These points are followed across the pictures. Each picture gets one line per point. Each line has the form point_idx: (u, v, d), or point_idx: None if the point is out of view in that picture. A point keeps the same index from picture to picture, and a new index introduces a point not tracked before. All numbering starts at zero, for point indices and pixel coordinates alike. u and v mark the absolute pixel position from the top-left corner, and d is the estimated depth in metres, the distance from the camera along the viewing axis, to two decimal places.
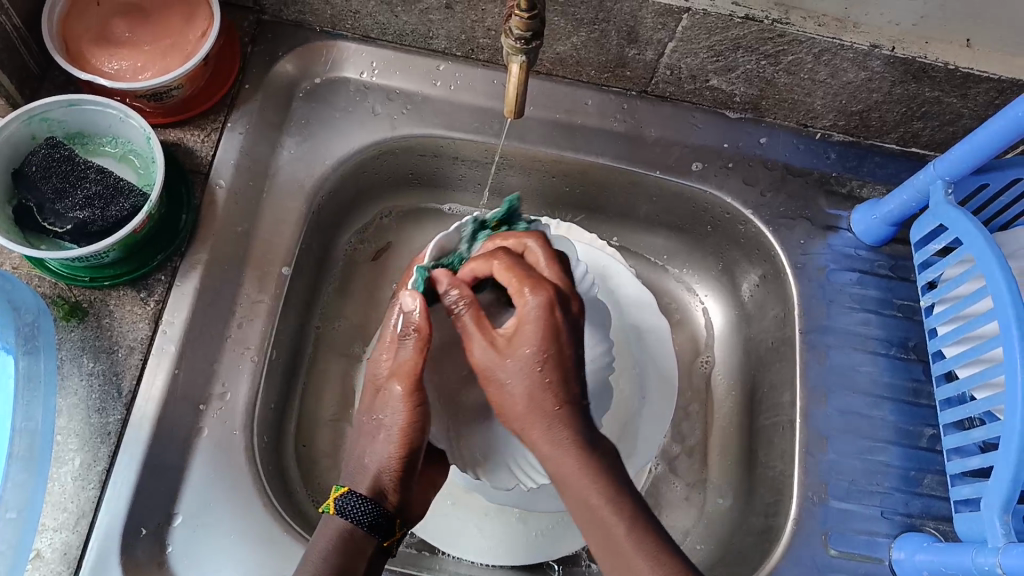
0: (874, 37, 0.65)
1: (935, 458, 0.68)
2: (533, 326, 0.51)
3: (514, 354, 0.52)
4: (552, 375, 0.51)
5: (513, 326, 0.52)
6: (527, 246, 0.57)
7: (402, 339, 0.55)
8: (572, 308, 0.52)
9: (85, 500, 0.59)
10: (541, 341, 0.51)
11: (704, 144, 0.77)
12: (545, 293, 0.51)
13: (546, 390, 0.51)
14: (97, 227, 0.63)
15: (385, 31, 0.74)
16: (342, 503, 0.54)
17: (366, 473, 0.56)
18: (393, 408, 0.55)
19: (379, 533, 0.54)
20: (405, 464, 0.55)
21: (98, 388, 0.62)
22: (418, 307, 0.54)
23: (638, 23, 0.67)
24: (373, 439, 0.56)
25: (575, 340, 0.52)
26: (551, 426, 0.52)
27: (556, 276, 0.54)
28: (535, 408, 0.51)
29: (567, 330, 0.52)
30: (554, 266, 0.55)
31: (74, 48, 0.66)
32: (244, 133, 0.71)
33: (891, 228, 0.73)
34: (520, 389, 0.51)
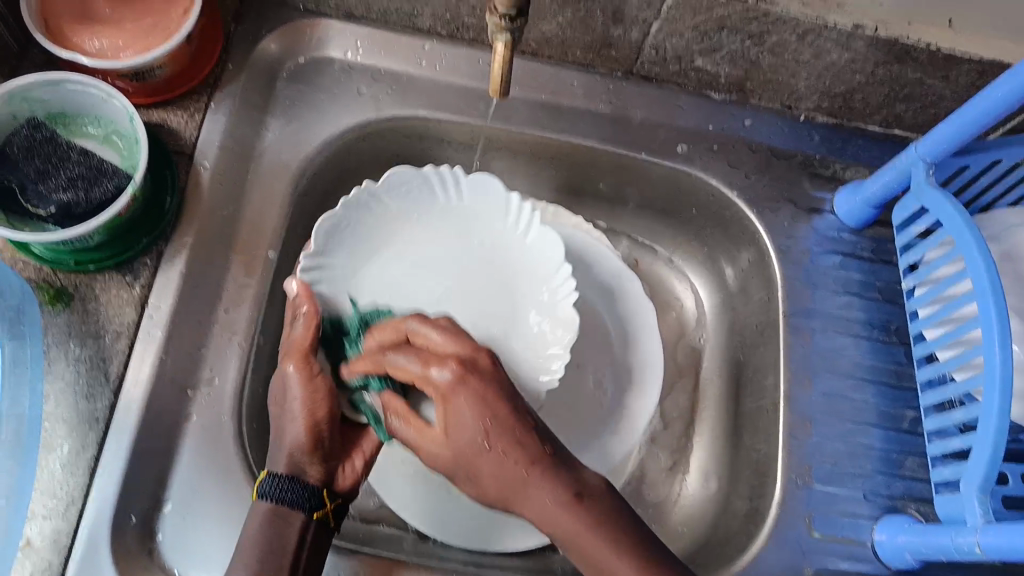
0: (857, 18, 0.66)
1: (915, 440, 0.69)
2: (456, 400, 0.54)
3: (450, 440, 0.55)
4: (501, 443, 0.53)
5: (441, 422, 0.55)
6: (407, 329, 0.59)
7: (296, 323, 0.61)
8: (483, 366, 0.55)
9: (75, 484, 0.59)
10: (478, 413, 0.53)
11: (689, 126, 0.77)
12: (455, 367, 0.55)
13: (504, 459, 0.53)
14: (81, 210, 0.63)
15: (369, 10, 0.73)
16: (266, 485, 0.55)
17: (281, 448, 0.57)
18: (294, 381, 0.59)
19: (303, 504, 0.55)
20: (318, 437, 0.58)
21: (85, 373, 0.62)
22: (300, 292, 0.62)
23: (623, 3, 0.67)
24: (283, 415, 0.58)
25: (507, 397, 0.54)
26: (520, 487, 0.53)
27: (452, 348, 0.57)
28: (503, 481, 0.53)
29: (489, 370, 0.55)
30: (441, 333, 0.57)
31: (54, 25, 0.65)
32: (228, 115, 0.71)
33: (874, 211, 0.73)
34: (485, 469, 0.53)
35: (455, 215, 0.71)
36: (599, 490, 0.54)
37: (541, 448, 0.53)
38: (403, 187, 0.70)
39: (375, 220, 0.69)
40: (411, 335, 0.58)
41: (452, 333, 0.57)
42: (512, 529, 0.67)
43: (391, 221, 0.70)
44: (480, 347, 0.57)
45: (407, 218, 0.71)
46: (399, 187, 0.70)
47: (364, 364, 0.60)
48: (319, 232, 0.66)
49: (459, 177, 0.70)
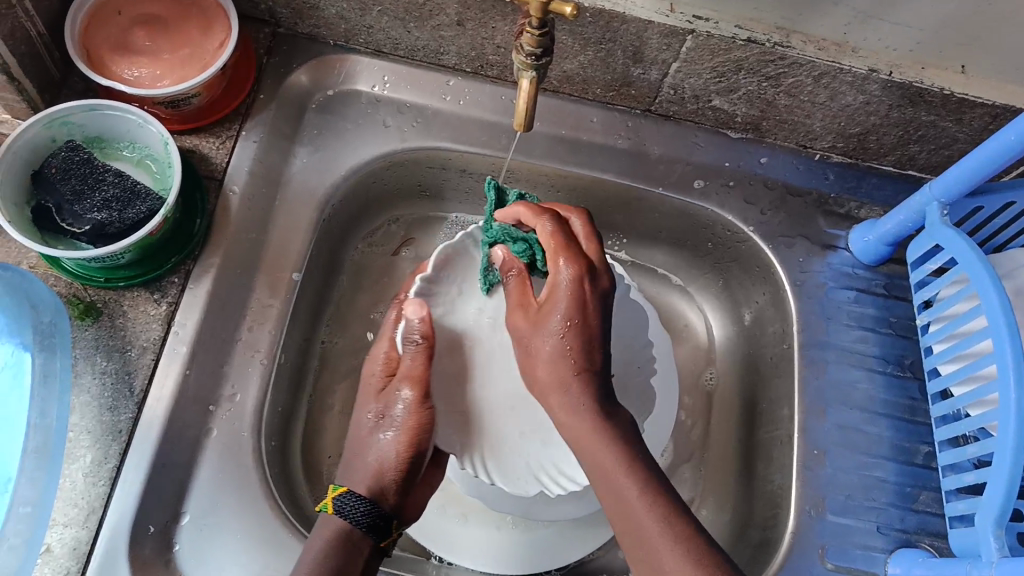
0: (873, 61, 0.67)
1: (930, 474, 0.69)
2: (563, 294, 0.58)
3: (542, 323, 0.58)
4: (575, 343, 0.57)
5: (545, 295, 0.59)
6: (540, 222, 0.61)
7: (407, 348, 0.60)
8: (602, 284, 0.59)
9: (96, 494, 0.60)
10: (569, 311, 0.57)
11: (706, 163, 0.79)
12: (576, 269, 0.58)
13: (564, 356, 0.57)
14: (114, 229, 0.64)
15: (397, 46, 0.76)
16: (341, 503, 0.56)
17: (370, 465, 0.59)
18: (405, 408, 0.59)
19: (375, 533, 0.57)
20: (409, 463, 0.59)
21: (110, 386, 0.63)
22: (422, 317, 0.60)
23: (643, 44, 0.69)
24: (381, 435, 0.59)
25: (603, 312, 0.59)
26: (567, 385, 0.57)
27: (591, 251, 0.61)
28: (556, 373, 0.57)
29: (597, 302, 0.58)
30: (553, 228, 0.60)
31: (95, 55, 0.68)
32: (258, 142, 0.73)
33: (888, 247, 0.74)
34: (545, 354, 0.58)
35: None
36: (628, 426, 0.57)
37: (597, 364, 0.58)
38: None
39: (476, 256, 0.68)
40: (537, 227, 0.61)
41: (597, 241, 0.61)
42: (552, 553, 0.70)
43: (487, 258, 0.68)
44: (609, 266, 0.61)
45: None
46: None
47: (525, 213, 0.62)
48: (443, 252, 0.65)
49: None
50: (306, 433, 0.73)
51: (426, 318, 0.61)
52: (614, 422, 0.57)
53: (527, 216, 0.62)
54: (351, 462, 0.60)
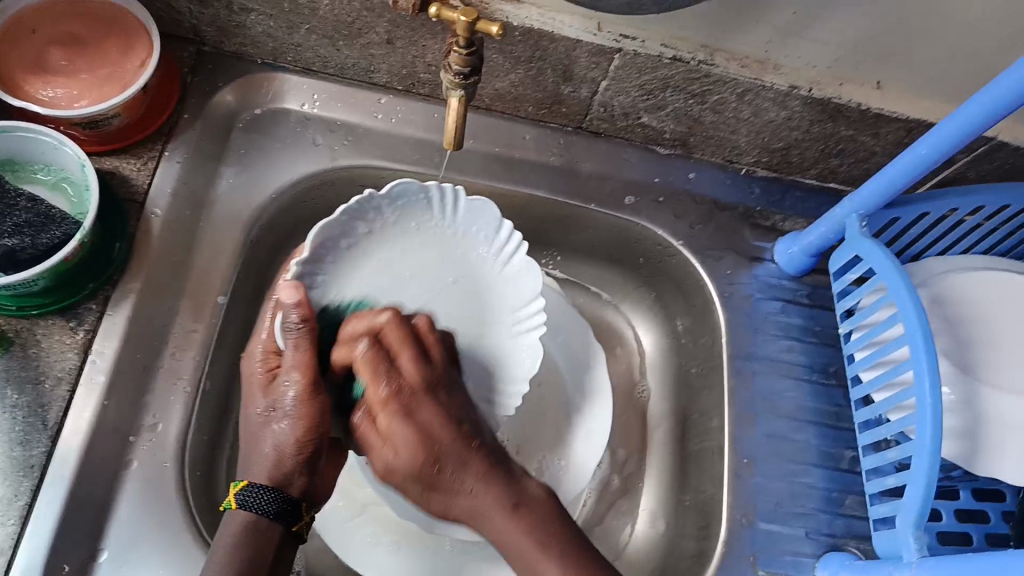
0: (793, 78, 0.69)
1: (854, 479, 0.71)
2: (400, 421, 0.57)
3: (398, 455, 0.56)
4: (427, 455, 0.56)
5: (387, 397, 0.57)
6: (371, 329, 0.59)
7: (287, 335, 0.57)
8: (413, 388, 0.58)
9: (6, 534, 0.57)
10: (410, 443, 0.56)
11: (635, 179, 0.80)
12: (399, 404, 0.57)
13: (422, 472, 0.56)
14: (27, 254, 0.62)
15: (327, 65, 0.75)
16: (245, 496, 0.55)
17: (268, 453, 0.56)
18: (294, 396, 0.56)
19: (285, 517, 0.56)
20: (309, 446, 0.57)
21: (22, 420, 0.60)
22: (298, 300, 0.57)
23: (572, 62, 0.70)
24: (273, 425, 0.57)
25: (448, 417, 0.58)
26: (462, 479, 0.57)
27: (413, 375, 0.58)
28: (411, 468, 0.56)
29: (437, 424, 0.57)
30: (416, 366, 0.58)
31: (7, 75, 0.65)
32: (182, 162, 0.71)
33: (811, 258, 0.76)
34: (402, 463, 0.56)
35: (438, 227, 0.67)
36: (538, 502, 0.57)
37: (478, 462, 0.57)
38: (401, 196, 0.64)
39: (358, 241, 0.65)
40: (385, 333, 0.59)
41: (422, 363, 0.59)
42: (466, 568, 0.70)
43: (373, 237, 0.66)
44: (438, 382, 0.59)
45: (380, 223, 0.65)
46: (398, 195, 0.64)
47: (343, 352, 0.59)
48: (315, 240, 0.62)
49: (460, 197, 0.65)
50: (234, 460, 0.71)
51: (302, 303, 0.57)
52: (524, 510, 0.56)
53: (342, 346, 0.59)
54: (248, 454, 0.57)
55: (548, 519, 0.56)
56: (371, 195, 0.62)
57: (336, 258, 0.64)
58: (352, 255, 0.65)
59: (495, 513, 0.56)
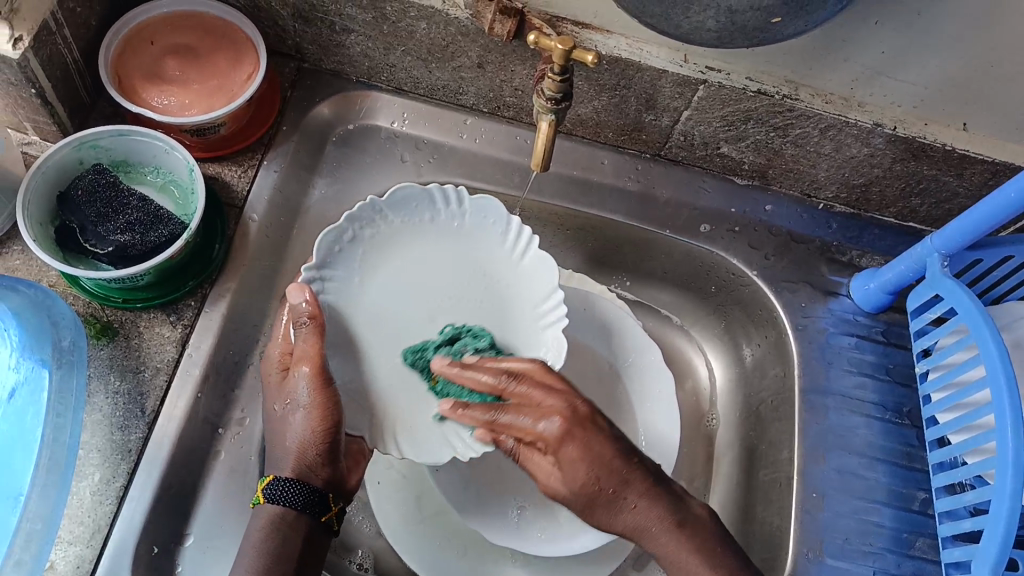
0: (878, 116, 0.70)
1: (926, 521, 0.70)
2: (566, 450, 0.59)
3: (565, 476, 0.60)
4: (611, 485, 0.60)
5: (539, 477, 0.61)
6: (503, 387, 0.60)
7: (298, 331, 0.60)
8: (581, 411, 0.60)
9: (103, 513, 0.61)
10: (587, 475, 0.59)
11: (712, 208, 0.81)
12: (556, 432, 0.59)
13: (600, 496, 0.60)
14: (137, 251, 0.66)
15: (418, 85, 0.78)
16: (273, 490, 0.58)
17: (291, 443, 0.59)
18: (306, 388, 0.59)
19: (313, 509, 0.58)
20: (328, 437, 0.59)
21: (123, 406, 0.64)
22: (307, 300, 0.60)
23: (657, 92, 0.71)
24: (291, 417, 0.59)
25: (608, 438, 0.60)
26: (614, 505, 0.60)
27: (527, 367, 0.61)
28: (586, 501, 0.60)
29: (592, 429, 0.60)
30: (540, 387, 0.60)
31: (126, 82, 0.70)
32: (278, 172, 0.75)
33: (889, 296, 0.76)
34: (579, 495, 0.60)
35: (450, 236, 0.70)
36: (702, 521, 0.61)
37: (632, 473, 0.60)
38: (403, 201, 0.69)
39: (366, 239, 0.68)
40: (506, 396, 0.60)
41: (534, 363, 0.61)
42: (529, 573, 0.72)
43: (379, 237, 0.68)
44: (550, 370, 0.61)
45: (390, 234, 0.69)
46: (398, 203, 0.69)
47: (474, 413, 0.61)
48: (324, 243, 0.66)
49: (464, 197, 0.69)
50: None
51: (310, 301, 0.60)
52: (688, 528, 0.60)
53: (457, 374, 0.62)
54: (274, 446, 0.60)
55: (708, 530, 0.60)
56: (373, 200, 0.68)
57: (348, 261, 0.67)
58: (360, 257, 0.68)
59: (662, 532, 0.60)
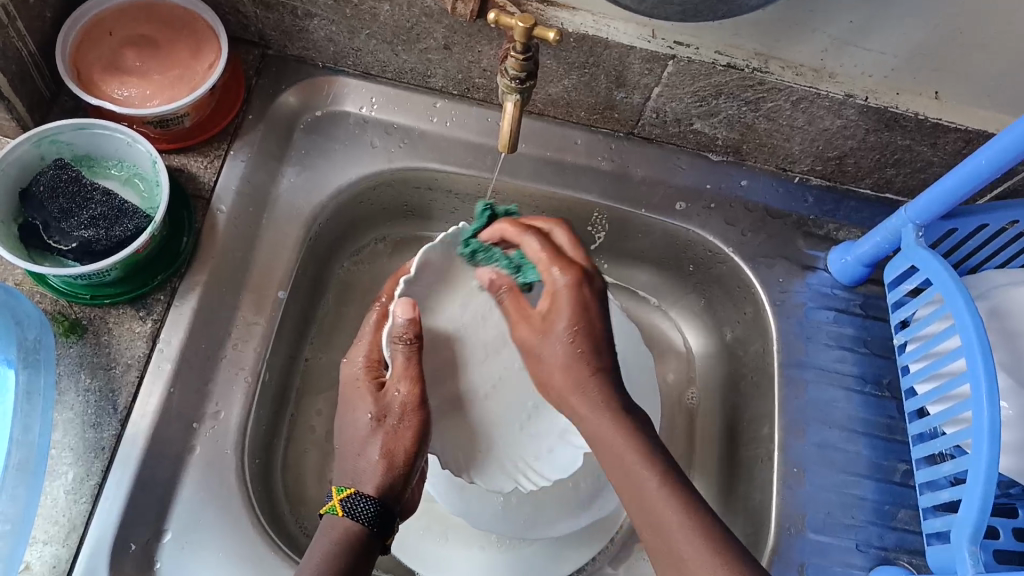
0: (850, 87, 0.69)
1: (907, 492, 0.70)
2: (565, 300, 0.59)
3: (551, 333, 0.60)
4: (584, 345, 0.59)
5: (547, 303, 0.60)
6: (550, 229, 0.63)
7: (396, 348, 0.58)
8: (598, 283, 0.60)
9: (77, 512, 0.60)
10: (574, 318, 0.59)
11: (688, 185, 0.80)
12: (571, 275, 0.59)
13: (577, 358, 0.59)
14: (102, 246, 0.65)
15: (385, 69, 0.77)
16: (350, 505, 0.55)
17: (376, 462, 0.58)
18: (403, 403, 0.59)
19: (382, 530, 0.56)
20: (414, 456, 0.59)
21: (94, 403, 0.63)
22: (410, 318, 0.58)
23: (626, 69, 0.71)
24: (381, 430, 0.58)
25: (605, 309, 0.60)
26: (583, 387, 0.59)
27: (580, 258, 0.61)
28: (572, 374, 0.59)
29: (594, 304, 0.60)
30: (572, 244, 0.62)
31: (85, 74, 0.69)
32: (246, 161, 0.74)
33: (866, 268, 0.76)
34: (558, 359, 0.59)
35: None
36: (643, 422, 0.59)
37: (607, 362, 0.60)
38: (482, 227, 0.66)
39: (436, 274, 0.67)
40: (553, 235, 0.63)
41: (576, 239, 0.62)
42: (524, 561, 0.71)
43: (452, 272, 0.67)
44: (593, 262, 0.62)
45: None
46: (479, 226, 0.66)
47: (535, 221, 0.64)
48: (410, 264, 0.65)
49: None
50: (289, 450, 0.73)
51: (413, 321, 0.58)
52: (633, 417, 0.59)
53: (513, 230, 0.62)
54: (348, 467, 0.58)
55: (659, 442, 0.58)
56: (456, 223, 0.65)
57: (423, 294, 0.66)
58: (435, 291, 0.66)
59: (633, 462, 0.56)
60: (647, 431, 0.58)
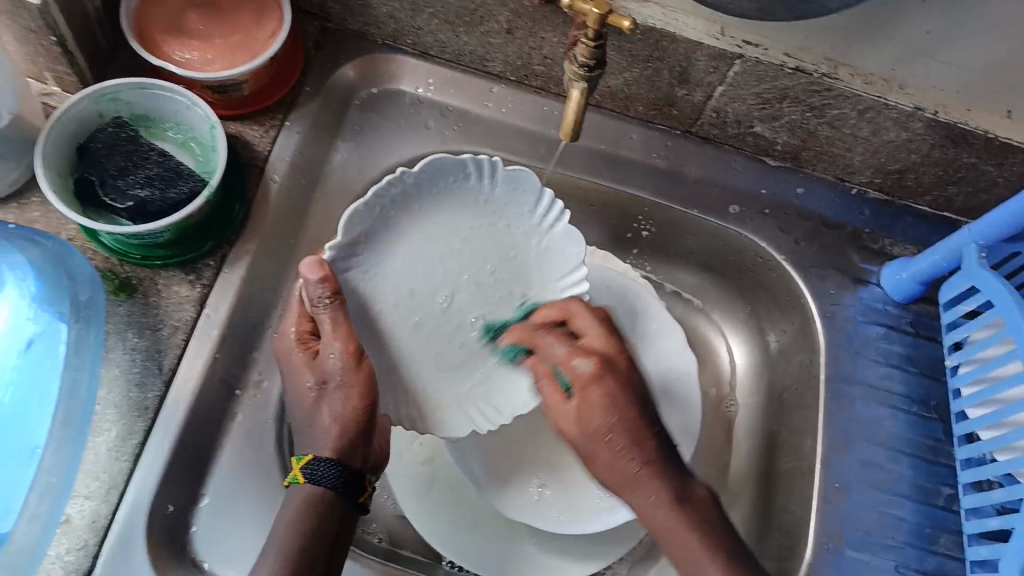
0: (918, 99, 0.67)
1: (951, 517, 0.68)
2: (592, 391, 0.59)
3: (584, 422, 0.59)
4: (621, 442, 0.59)
5: (578, 397, 0.59)
6: (571, 311, 0.63)
7: (319, 311, 0.57)
8: (620, 368, 0.61)
9: (118, 469, 0.60)
10: (608, 415, 0.59)
11: (742, 189, 0.79)
12: (595, 359, 0.60)
13: (621, 454, 0.59)
14: (156, 207, 0.65)
15: (444, 50, 0.76)
16: (311, 470, 0.56)
17: (330, 427, 0.57)
18: (341, 365, 0.57)
19: (349, 490, 0.57)
20: (366, 413, 0.58)
21: (140, 362, 0.63)
22: (323, 276, 0.56)
23: (691, 65, 0.69)
24: (325, 397, 0.58)
25: (636, 399, 0.60)
26: (632, 482, 0.59)
27: (608, 343, 0.61)
28: (620, 471, 0.59)
29: (631, 393, 0.60)
30: (599, 329, 0.62)
31: (147, 36, 0.69)
32: (301, 133, 0.73)
33: (919, 286, 0.74)
34: (604, 455, 0.59)
35: (483, 209, 0.67)
36: (704, 502, 0.59)
37: (652, 452, 0.59)
38: (437, 171, 0.63)
39: (389, 212, 0.64)
40: (575, 321, 0.63)
41: (608, 329, 0.62)
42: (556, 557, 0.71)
43: (416, 206, 0.65)
44: (624, 350, 0.62)
45: (421, 205, 0.65)
46: (433, 171, 0.63)
47: (542, 340, 0.62)
48: (352, 219, 0.61)
49: (499, 168, 0.64)
50: None
51: (327, 279, 0.57)
52: (691, 505, 0.59)
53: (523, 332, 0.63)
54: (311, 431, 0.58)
55: (712, 521, 0.58)
56: (404, 172, 0.62)
57: (381, 230, 0.64)
58: (402, 228, 0.65)
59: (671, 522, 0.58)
60: (704, 517, 0.58)
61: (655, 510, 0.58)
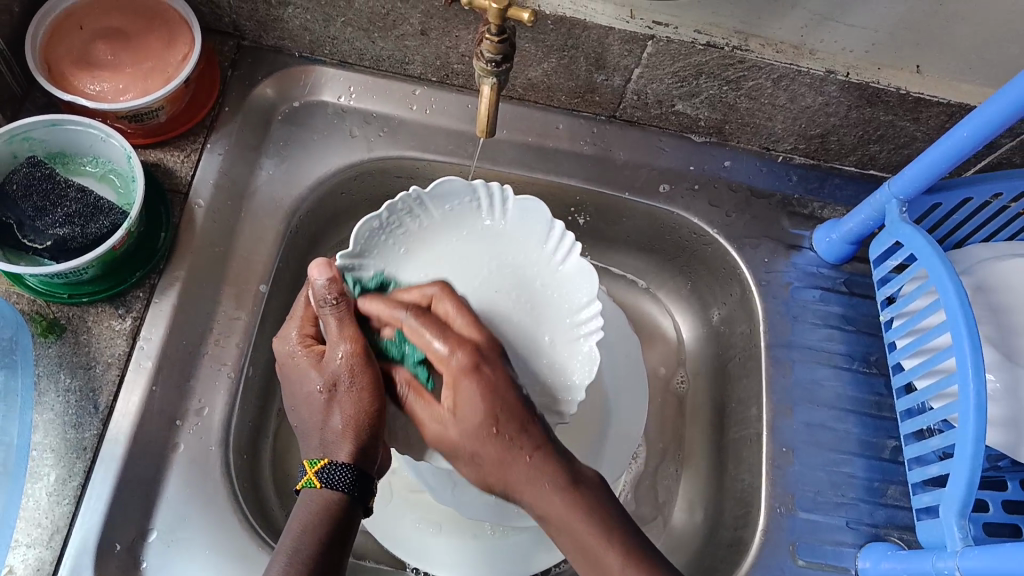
0: (830, 63, 0.68)
1: (897, 469, 0.70)
2: (468, 385, 0.55)
3: (461, 419, 0.55)
4: (528, 442, 0.55)
5: (449, 395, 0.55)
6: (432, 297, 0.59)
7: (325, 312, 0.56)
8: (494, 358, 0.57)
9: (60, 513, 0.59)
10: (489, 407, 0.54)
11: (670, 167, 0.80)
12: (470, 356, 0.56)
13: (508, 447, 0.54)
14: (77, 243, 0.64)
15: (363, 57, 0.76)
16: (327, 475, 0.53)
17: (341, 429, 0.55)
18: (346, 365, 0.55)
19: (359, 497, 0.54)
20: (377, 413, 0.55)
21: (74, 404, 0.63)
22: (330, 277, 0.56)
23: (605, 50, 0.70)
24: (331, 401, 0.55)
25: (513, 385, 0.56)
26: (517, 474, 0.54)
27: (470, 329, 0.58)
28: (503, 468, 0.54)
29: (502, 382, 0.55)
30: (466, 317, 0.58)
31: (56, 70, 0.67)
32: (224, 155, 0.73)
33: (852, 246, 0.75)
34: (490, 456, 0.54)
35: (491, 233, 0.69)
36: (593, 483, 0.56)
37: (540, 437, 0.55)
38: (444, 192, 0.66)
39: (411, 233, 0.67)
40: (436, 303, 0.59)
41: (470, 313, 0.58)
42: (519, 554, 0.71)
43: (429, 233, 0.68)
44: (490, 337, 0.58)
45: (431, 225, 0.68)
46: (440, 193, 0.66)
47: (377, 308, 0.59)
48: (360, 232, 0.64)
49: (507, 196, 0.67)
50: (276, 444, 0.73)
51: (335, 279, 0.56)
52: (584, 487, 0.55)
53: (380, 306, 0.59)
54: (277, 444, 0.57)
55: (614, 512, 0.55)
56: (416, 191, 0.65)
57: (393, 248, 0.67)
58: (413, 246, 0.67)
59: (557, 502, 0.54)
60: (602, 501, 0.55)
61: (552, 499, 0.54)
